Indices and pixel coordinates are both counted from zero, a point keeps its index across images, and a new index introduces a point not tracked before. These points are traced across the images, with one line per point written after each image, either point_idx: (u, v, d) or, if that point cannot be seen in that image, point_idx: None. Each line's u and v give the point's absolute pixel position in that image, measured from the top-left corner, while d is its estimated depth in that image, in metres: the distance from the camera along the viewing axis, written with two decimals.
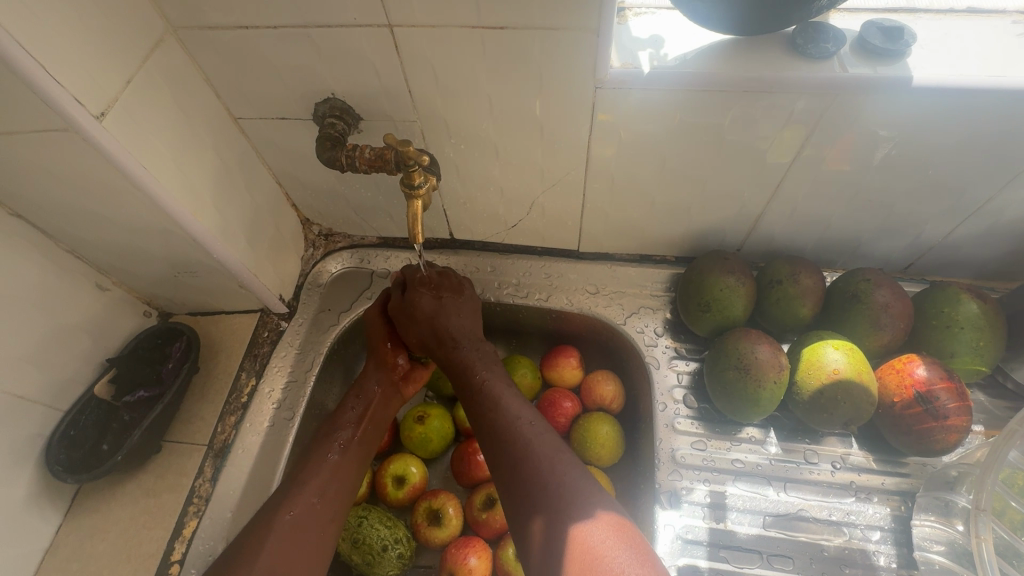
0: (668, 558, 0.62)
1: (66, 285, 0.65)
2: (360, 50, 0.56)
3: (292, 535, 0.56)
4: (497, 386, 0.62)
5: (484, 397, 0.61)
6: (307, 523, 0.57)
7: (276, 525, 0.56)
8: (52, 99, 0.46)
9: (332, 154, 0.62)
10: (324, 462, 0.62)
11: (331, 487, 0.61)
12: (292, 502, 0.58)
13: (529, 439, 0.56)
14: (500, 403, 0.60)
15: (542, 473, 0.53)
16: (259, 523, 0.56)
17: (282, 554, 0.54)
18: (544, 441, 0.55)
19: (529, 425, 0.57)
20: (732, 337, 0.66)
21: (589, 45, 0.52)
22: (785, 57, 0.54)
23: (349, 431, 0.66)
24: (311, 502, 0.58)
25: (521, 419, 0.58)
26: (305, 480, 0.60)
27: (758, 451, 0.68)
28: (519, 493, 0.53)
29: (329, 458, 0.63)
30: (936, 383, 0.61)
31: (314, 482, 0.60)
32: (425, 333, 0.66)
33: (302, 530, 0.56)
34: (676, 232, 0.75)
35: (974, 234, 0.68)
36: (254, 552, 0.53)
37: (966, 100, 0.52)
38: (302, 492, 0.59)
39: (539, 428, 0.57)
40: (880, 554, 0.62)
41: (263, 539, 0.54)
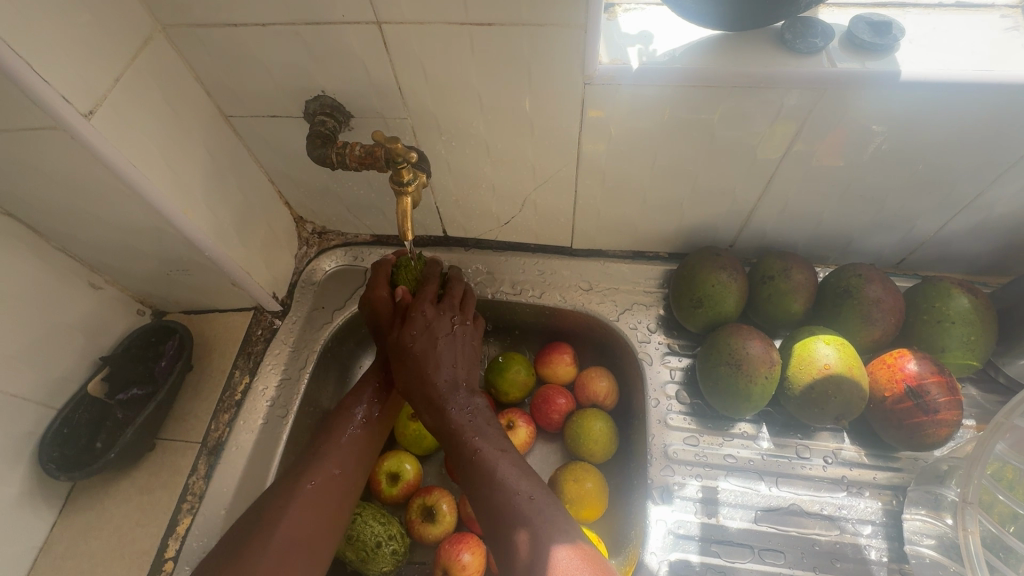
0: (660, 553, 0.62)
1: (58, 284, 0.66)
2: (349, 47, 0.56)
3: (313, 502, 0.59)
4: (490, 450, 0.59)
5: (478, 459, 0.58)
6: (327, 492, 0.60)
7: (298, 492, 0.59)
8: (40, 97, 0.46)
9: (322, 151, 0.62)
10: (345, 436, 0.65)
11: (351, 456, 0.64)
12: (314, 471, 0.61)
13: (526, 512, 0.54)
14: (494, 466, 0.57)
15: (531, 530, 0.53)
16: (278, 494, 0.59)
17: (299, 525, 0.57)
18: (534, 509, 0.54)
19: (528, 499, 0.55)
20: (724, 333, 0.66)
21: (576, 42, 0.52)
22: (774, 52, 0.54)
23: (370, 408, 0.68)
24: (331, 472, 0.61)
25: (517, 486, 0.56)
26: (326, 452, 0.63)
27: (751, 446, 0.68)
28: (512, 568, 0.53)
29: (349, 433, 0.66)
30: (927, 378, 0.61)
31: (336, 455, 0.63)
32: (417, 360, 0.63)
33: (324, 497, 0.60)
34: (669, 229, 0.75)
35: (965, 229, 0.68)
36: (276, 517, 0.56)
37: (954, 92, 0.52)
38: (326, 459, 0.62)
39: (538, 504, 0.55)
40: (871, 548, 0.62)
41: (283, 509, 0.57)
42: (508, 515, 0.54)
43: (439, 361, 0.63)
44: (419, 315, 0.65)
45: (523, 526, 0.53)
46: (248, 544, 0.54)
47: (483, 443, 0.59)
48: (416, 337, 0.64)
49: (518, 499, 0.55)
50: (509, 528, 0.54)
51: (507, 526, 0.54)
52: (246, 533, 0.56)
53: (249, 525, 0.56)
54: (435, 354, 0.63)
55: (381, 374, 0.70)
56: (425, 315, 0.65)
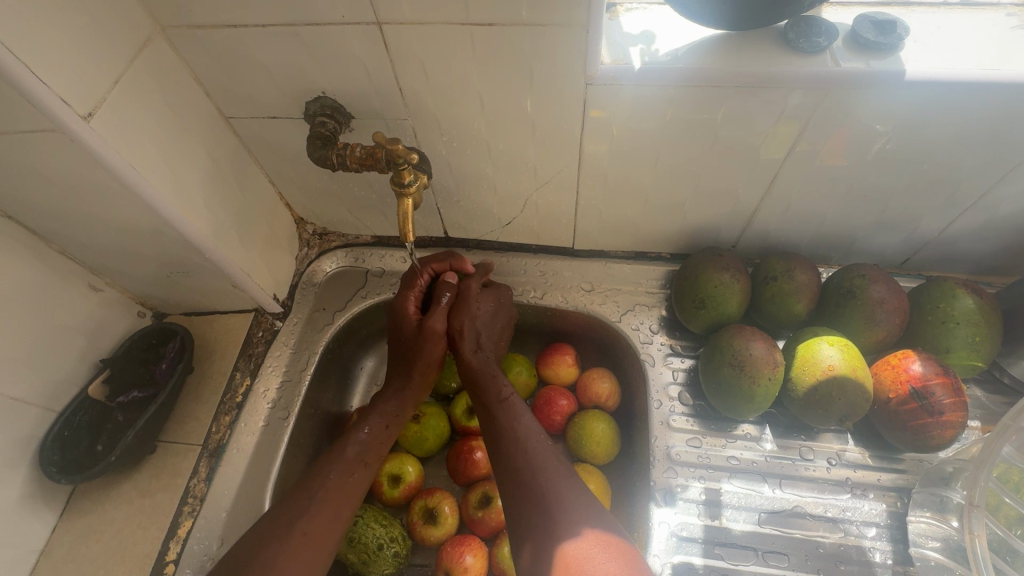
0: (663, 556, 0.62)
1: (58, 286, 0.65)
2: (349, 48, 0.55)
3: (306, 552, 0.54)
4: (520, 405, 0.64)
5: (507, 407, 0.63)
6: (320, 540, 0.55)
7: (290, 540, 0.54)
8: (39, 100, 0.46)
9: (322, 152, 0.61)
10: (342, 475, 0.60)
11: (347, 498, 0.59)
12: (308, 515, 0.56)
13: (547, 457, 0.58)
14: (523, 417, 0.62)
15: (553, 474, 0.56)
16: (266, 538, 0.54)
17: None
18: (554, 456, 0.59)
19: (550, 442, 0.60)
20: (727, 334, 0.66)
21: (578, 42, 0.52)
22: (777, 51, 0.54)
23: (367, 446, 0.64)
24: (326, 519, 0.57)
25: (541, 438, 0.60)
26: (320, 493, 0.58)
27: (754, 448, 0.68)
28: (520, 497, 0.56)
29: (347, 472, 0.61)
30: (932, 379, 0.61)
31: (332, 500, 0.58)
32: (488, 314, 0.71)
33: (317, 547, 0.55)
34: (671, 229, 0.75)
35: (969, 229, 0.67)
36: (264, 567, 0.51)
37: (959, 92, 0.52)
38: (320, 503, 0.57)
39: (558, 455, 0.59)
40: (875, 551, 0.62)
41: (273, 558, 0.52)
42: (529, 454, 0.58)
43: (485, 327, 0.70)
44: (499, 292, 0.74)
45: (543, 466, 0.57)
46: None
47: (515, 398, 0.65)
48: (488, 302, 0.72)
49: (539, 444, 0.60)
50: (527, 465, 0.57)
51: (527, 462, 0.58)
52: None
53: (234, 574, 0.51)
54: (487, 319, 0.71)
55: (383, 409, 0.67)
56: (504, 295, 0.74)
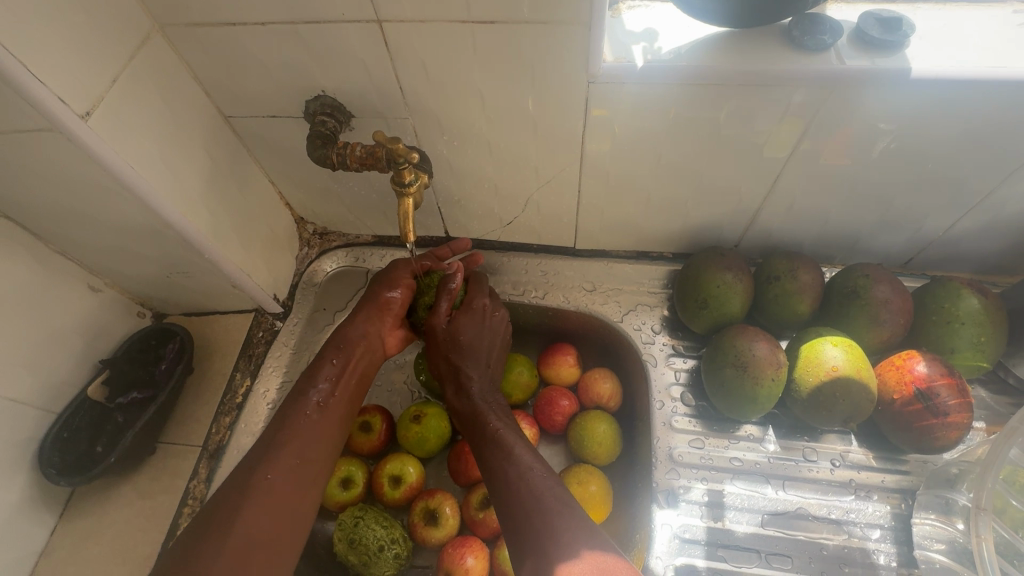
0: (665, 558, 0.62)
1: (57, 287, 0.65)
2: (349, 47, 0.55)
3: (271, 498, 0.54)
4: (512, 435, 0.61)
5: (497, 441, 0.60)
6: (286, 487, 0.55)
7: (253, 488, 0.54)
8: (36, 99, 0.45)
9: (323, 152, 0.61)
10: (302, 421, 0.60)
11: (310, 445, 0.59)
12: (273, 462, 0.56)
13: (539, 489, 0.55)
14: (514, 448, 0.59)
15: (545, 509, 0.53)
16: (230, 492, 0.53)
17: (260, 521, 0.52)
18: (547, 488, 0.55)
19: (543, 476, 0.57)
20: (729, 335, 0.66)
21: (580, 39, 0.51)
22: (781, 49, 0.53)
23: (326, 392, 0.63)
24: (289, 464, 0.56)
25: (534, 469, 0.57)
26: (283, 441, 0.57)
27: (757, 449, 0.67)
28: (519, 540, 0.53)
29: (308, 418, 0.60)
30: (937, 380, 0.60)
31: (294, 445, 0.58)
32: (465, 343, 0.67)
33: (285, 492, 0.55)
34: (673, 229, 0.74)
35: (975, 228, 0.67)
36: (229, 518, 0.51)
37: (965, 90, 0.51)
38: (281, 454, 0.56)
39: (550, 484, 0.56)
40: (880, 553, 0.62)
41: (238, 506, 0.52)
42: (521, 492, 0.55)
43: (473, 355, 0.67)
44: (478, 307, 0.69)
45: (535, 501, 0.54)
46: (199, 543, 0.49)
47: (505, 429, 0.62)
48: (467, 327, 0.67)
49: (531, 477, 0.56)
50: (521, 504, 0.54)
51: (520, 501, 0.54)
52: (201, 528, 0.51)
53: (197, 529, 0.51)
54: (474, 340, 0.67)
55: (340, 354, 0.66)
56: (484, 307, 0.69)
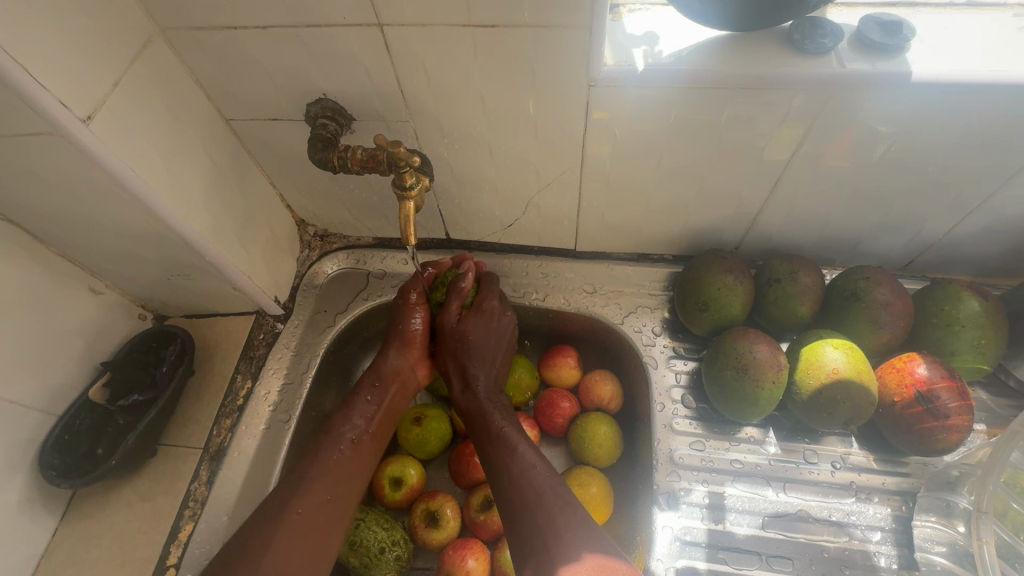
0: (666, 560, 0.62)
1: (58, 289, 0.65)
2: (350, 50, 0.55)
3: (299, 536, 0.55)
4: (515, 432, 0.62)
5: (501, 439, 0.61)
6: (315, 525, 0.56)
7: (282, 524, 0.55)
8: (37, 102, 0.45)
9: (324, 154, 0.61)
10: (331, 458, 0.61)
11: (338, 481, 0.60)
12: (301, 499, 0.57)
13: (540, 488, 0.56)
14: (517, 444, 0.60)
15: (544, 509, 0.54)
16: (261, 525, 0.54)
17: (286, 560, 0.53)
18: (548, 486, 0.56)
19: (545, 474, 0.57)
20: (730, 337, 0.66)
21: (581, 43, 0.51)
22: (782, 52, 0.53)
23: (360, 427, 0.64)
24: (316, 502, 0.57)
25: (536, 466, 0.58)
26: (313, 476, 0.59)
27: (758, 451, 0.67)
28: (521, 537, 0.54)
29: (337, 454, 0.61)
30: (937, 382, 0.60)
31: (324, 481, 0.59)
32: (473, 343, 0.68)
33: (312, 529, 0.56)
34: (674, 231, 0.74)
35: (975, 231, 0.67)
36: (260, 552, 0.52)
37: (965, 93, 0.51)
38: (309, 491, 0.57)
39: (551, 482, 0.57)
40: (880, 555, 0.62)
41: (268, 541, 0.53)
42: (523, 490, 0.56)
43: (481, 352, 0.68)
44: (488, 309, 0.69)
45: (535, 499, 0.55)
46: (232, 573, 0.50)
47: (509, 426, 0.62)
48: (475, 327, 0.68)
49: (533, 475, 0.57)
50: (522, 502, 0.55)
51: (522, 499, 0.55)
52: (233, 556, 0.52)
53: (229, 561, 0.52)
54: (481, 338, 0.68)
55: (370, 388, 0.67)
56: (494, 310, 0.70)
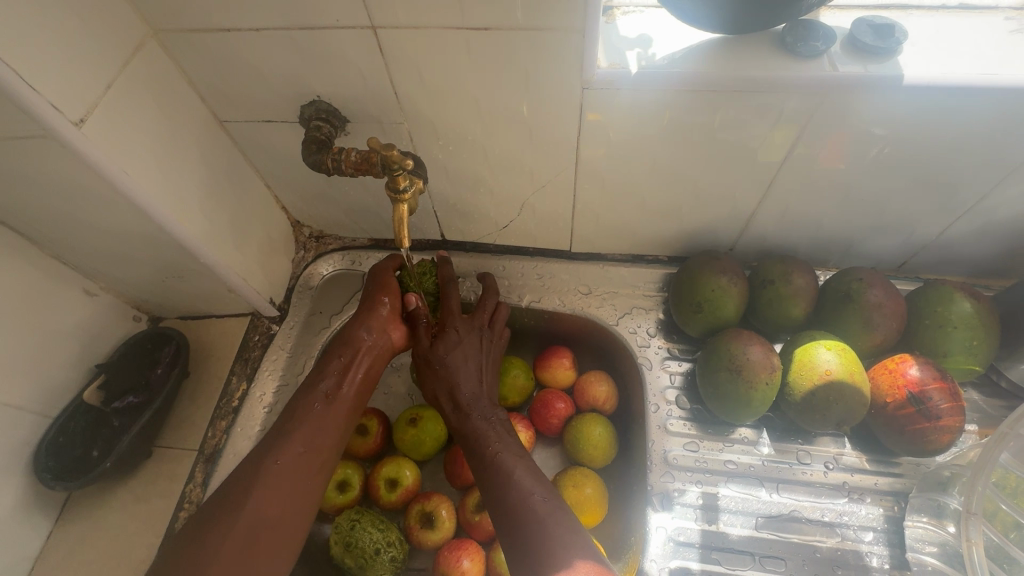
0: (660, 560, 0.62)
1: (52, 291, 0.65)
2: (344, 52, 0.55)
3: (277, 486, 0.55)
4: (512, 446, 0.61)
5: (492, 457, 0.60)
6: (292, 474, 0.56)
7: (261, 477, 0.55)
8: (30, 106, 0.45)
9: (318, 156, 0.61)
10: (308, 413, 0.60)
11: (314, 434, 0.59)
12: (280, 450, 0.57)
13: (539, 510, 0.54)
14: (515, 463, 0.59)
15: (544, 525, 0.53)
16: (243, 475, 0.55)
17: (263, 510, 0.54)
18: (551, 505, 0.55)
19: (540, 499, 0.55)
20: (724, 339, 0.66)
21: (574, 46, 0.51)
22: (775, 55, 0.54)
23: (335, 381, 0.63)
24: (292, 454, 0.57)
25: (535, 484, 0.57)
26: (292, 430, 0.58)
27: (751, 452, 0.68)
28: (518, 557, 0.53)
29: (315, 410, 0.60)
30: (929, 383, 0.61)
31: (302, 433, 0.58)
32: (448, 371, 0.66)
33: (287, 476, 0.56)
34: (668, 232, 0.74)
35: (968, 232, 0.67)
36: (240, 501, 0.54)
37: (957, 96, 0.51)
38: (286, 444, 0.57)
39: (551, 504, 0.55)
40: (872, 555, 0.62)
41: (246, 493, 0.54)
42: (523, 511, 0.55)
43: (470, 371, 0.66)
44: (453, 332, 0.67)
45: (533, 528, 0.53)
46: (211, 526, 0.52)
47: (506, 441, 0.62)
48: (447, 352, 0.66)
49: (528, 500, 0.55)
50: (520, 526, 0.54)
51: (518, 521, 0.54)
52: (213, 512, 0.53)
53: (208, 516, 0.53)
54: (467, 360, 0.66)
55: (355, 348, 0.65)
56: (457, 331, 0.67)
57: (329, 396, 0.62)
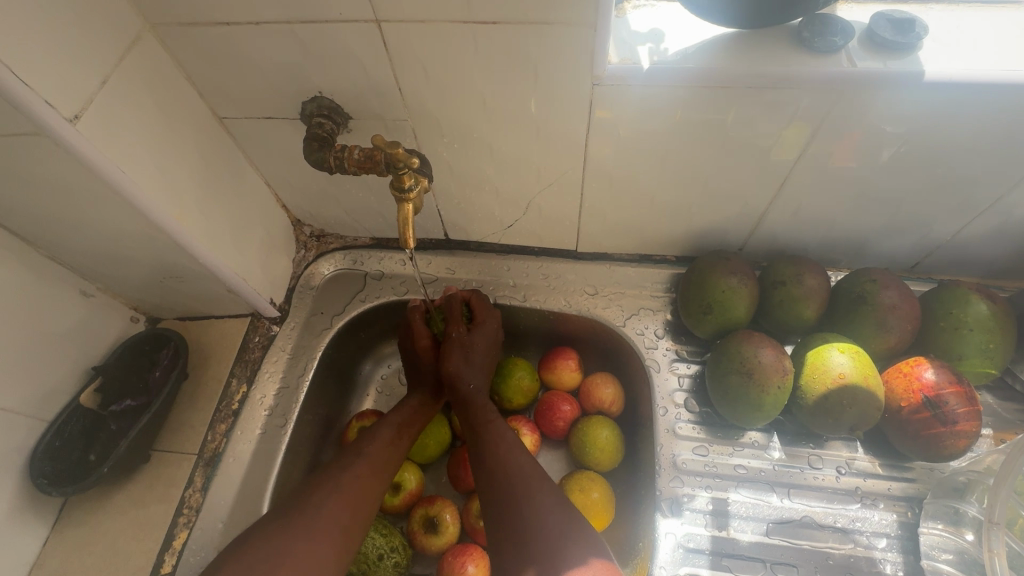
0: (669, 567, 0.61)
1: (47, 293, 0.63)
2: (347, 46, 0.53)
3: (354, 493, 0.58)
4: (504, 424, 0.65)
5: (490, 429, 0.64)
6: (367, 484, 0.60)
7: (343, 482, 0.58)
8: (22, 103, 0.44)
9: (320, 154, 0.60)
10: (383, 440, 0.65)
11: (386, 460, 0.63)
12: (356, 465, 0.61)
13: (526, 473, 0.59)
14: (506, 438, 0.63)
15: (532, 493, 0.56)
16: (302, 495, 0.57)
17: (339, 513, 0.56)
18: (539, 475, 0.59)
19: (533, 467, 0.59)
20: (734, 341, 0.65)
21: (585, 41, 0.50)
22: (791, 50, 0.52)
23: (392, 430, 0.66)
24: (368, 471, 0.61)
25: (522, 456, 0.60)
26: (354, 462, 0.61)
27: (762, 456, 0.66)
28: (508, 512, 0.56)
29: (375, 447, 0.64)
30: (945, 387, 0.59)
31: (377, 458, 0.63)
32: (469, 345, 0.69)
33: (362, 487, 0.59)
34: (677, 232, 0.73)
35: (983, 233, 0.66)
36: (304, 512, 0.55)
37: (979, 94, 0.50)
38: (363, 461, 0.61)
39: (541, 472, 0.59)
40: (886, 562, 0.61)
41: (328, 492, 0.57)
42: (511, 487, 0.57)
43: (476, 366, 0.69)
44: (484, 318, 0.71)
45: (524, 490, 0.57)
46: (271, 534, 0.52)
47: (500, 422, 0.65)
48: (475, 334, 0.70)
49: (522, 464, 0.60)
50: (505, 495, 0.57)
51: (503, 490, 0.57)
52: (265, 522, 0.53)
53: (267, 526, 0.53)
54: (472, 359, 0.69)
55: (416, 401, 0.71)
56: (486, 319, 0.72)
57: (398, 430, 0.67)
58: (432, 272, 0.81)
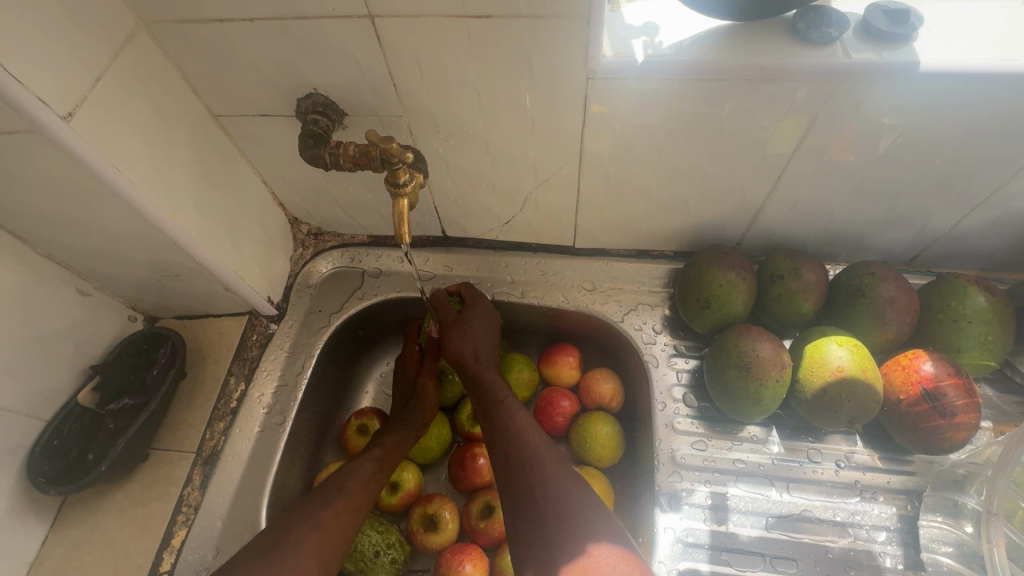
0: (669, 562, 0.61)
1: (44, 291, 0.63)
2: (340, 41, 0.53)
3: (334, 531, 0.57)
4: (516, 404, 0.64)
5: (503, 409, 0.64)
6: (348, 523, 0.58)
7: (324, 519, 0.57)
8: (16, 100, 0.44)
9: (315, 151, 0.59)
10: (363, 476, 0.63)
11: (366, 497, 0.62)
12: (334, 501, 0.59)
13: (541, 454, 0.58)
14: (518, 419, 0.62)
15: (550, 479, 0.56)
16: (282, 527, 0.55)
17: (318, 553, 0.54)
18: (555, 458, 0.58)
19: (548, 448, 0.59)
20: (733, 335, 0.64)
21: (578, 34, 0.50)
22: (786, 43, 0.52)
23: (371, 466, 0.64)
24: (349, 508, 0.59)
25: (536, 438, 0.60)
26: (331, 496, 0.59)
27: (761, 450, 0.66)
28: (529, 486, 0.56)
29: (355, 480, 0.62)
30: (944, 379, 0.59)
31: (357, 494, 0.61)
32: (474, 328, 0.70)
33: (342, 526, 0.58)
34: (674, 227, 0.73)
35: (982, 224, 0.65)
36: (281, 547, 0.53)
37: (974, 84, 0.50)
38: (344, 497, 0.60)
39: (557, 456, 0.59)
40: (886, 556, 0.61)
41: (309, 528, 0.55)
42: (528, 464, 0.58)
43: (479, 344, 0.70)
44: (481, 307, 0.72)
45: (541, 469, 0.57)
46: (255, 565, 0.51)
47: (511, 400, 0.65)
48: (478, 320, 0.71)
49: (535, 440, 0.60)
50: (523, 481, 0.57)
51: (521, 473, 0.57)
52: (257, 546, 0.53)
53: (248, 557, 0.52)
54: (477, 336, 0.70)
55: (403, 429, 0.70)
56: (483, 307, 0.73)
57: (379, 465, 0.65)
58: (430, 269, 0.81)
